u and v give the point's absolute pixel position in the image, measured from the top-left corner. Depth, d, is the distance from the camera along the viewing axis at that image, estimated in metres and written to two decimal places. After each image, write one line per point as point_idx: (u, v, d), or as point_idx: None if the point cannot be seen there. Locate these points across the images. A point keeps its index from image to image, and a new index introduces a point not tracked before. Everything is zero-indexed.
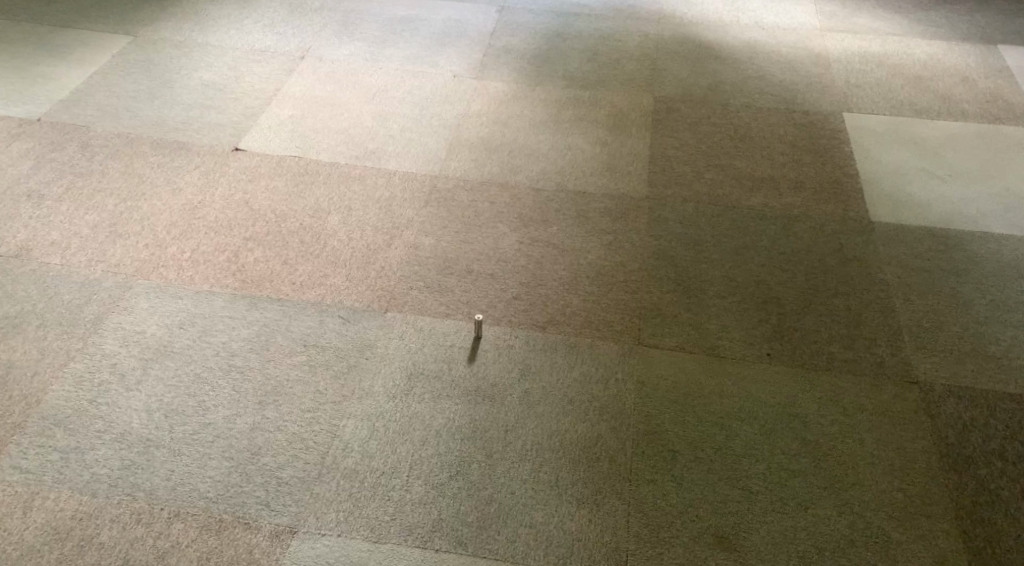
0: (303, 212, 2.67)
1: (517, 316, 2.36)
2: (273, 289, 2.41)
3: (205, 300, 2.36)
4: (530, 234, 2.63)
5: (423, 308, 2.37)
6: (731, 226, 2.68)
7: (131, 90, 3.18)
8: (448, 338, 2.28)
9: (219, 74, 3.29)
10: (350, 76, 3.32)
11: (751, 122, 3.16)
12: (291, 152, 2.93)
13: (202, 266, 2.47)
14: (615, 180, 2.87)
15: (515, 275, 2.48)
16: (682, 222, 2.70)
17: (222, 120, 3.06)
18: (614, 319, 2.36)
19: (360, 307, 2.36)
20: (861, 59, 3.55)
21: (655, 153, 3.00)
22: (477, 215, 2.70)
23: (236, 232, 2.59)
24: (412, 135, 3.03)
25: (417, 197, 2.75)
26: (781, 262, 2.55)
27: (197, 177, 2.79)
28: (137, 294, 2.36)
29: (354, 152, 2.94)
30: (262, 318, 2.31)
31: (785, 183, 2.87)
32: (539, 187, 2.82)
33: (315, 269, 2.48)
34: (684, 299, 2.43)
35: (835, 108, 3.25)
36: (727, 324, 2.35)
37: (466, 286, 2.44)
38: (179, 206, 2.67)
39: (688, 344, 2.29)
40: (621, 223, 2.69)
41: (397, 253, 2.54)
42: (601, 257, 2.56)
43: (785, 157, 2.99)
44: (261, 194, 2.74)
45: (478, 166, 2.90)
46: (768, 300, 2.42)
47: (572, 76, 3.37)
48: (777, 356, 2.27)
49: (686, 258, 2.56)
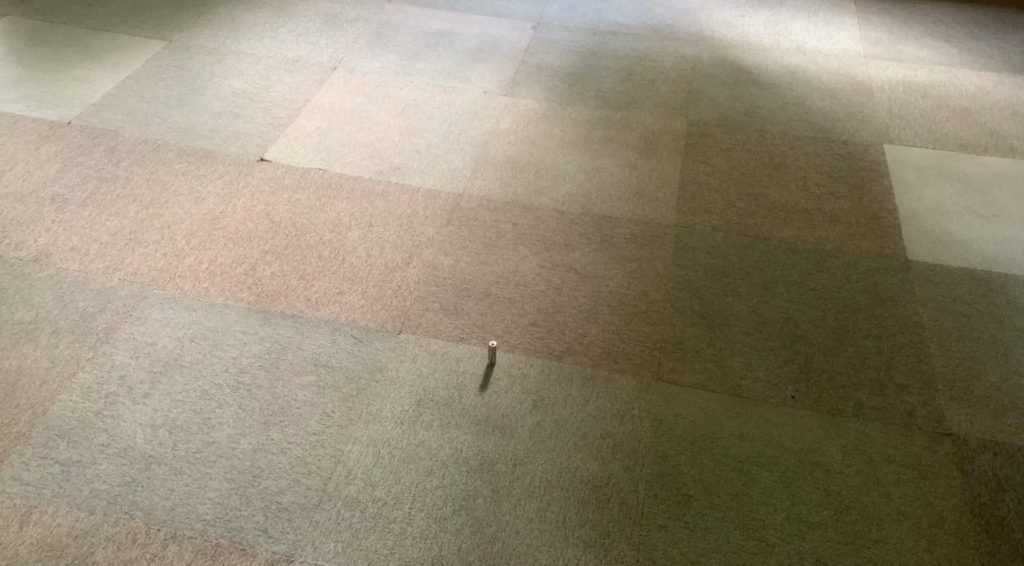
0: (323, 226, 2.64)
1: (533, 343, 2.30)
2: (287, 304, 2.37)
3: (218, 314, 2.33)
4: (552, 259, 2.57)
5: (437, 331, 2.32)
6: (760, 259, 2.60)
7: (162, 96, 3.18)
8: (461, 363, 2.23)
9: (250, 83, 3.28)
10: (380, 89, 3.29)
11: (786, 151, 3.07)
12: (315, 164, 2.90)
13: (218, 278, 2.44)
14: (643, 205, 2.81)
15: (533, 301, 2.42)
16: (710, 253, 2.62)
17: (249, 130, 3.04)
18: (634, 351, 2.30)
19: (373, 327, 2.32)
20: (904, 89, 3.44)
21: (686, 179, 2.93)
22: (499, 236, 2.64)
23: (255, 244, 2.57)
24: (438, 151, 2.99)
25: (438, 216, 2.71)
26: (811, 300, 2.47)
27: (219, 186, 2.77)
28: (151, 305, 2.34)
29: (379, 167, 2.90)
30: (274, 335, 2.28)
31: (819, 216, 2.78)
32: (564, 210, 2.76)
33: (331, 285, 2.44)
34: (709, 333, 2.35)
35: (875, 139, 3.16)
36: (751, 363, 2.27)
37: (483, 310, 2.39)
38: (200, 215, 2.65)
39: (709, 382, 2.22)
40: (646, 251, 2.62)
41: (415, 273, 2.50)
42: (623, 285, 2.49)
43: (821, 189, 2.90)
44: (283, 206, 2.71)
45: (503, 186, 2.85)
46: (796, 339, 2.34)
47: (605, 97, 3.31)
48: (802, 399, 2.18)
49: (712, 291, 2.48)
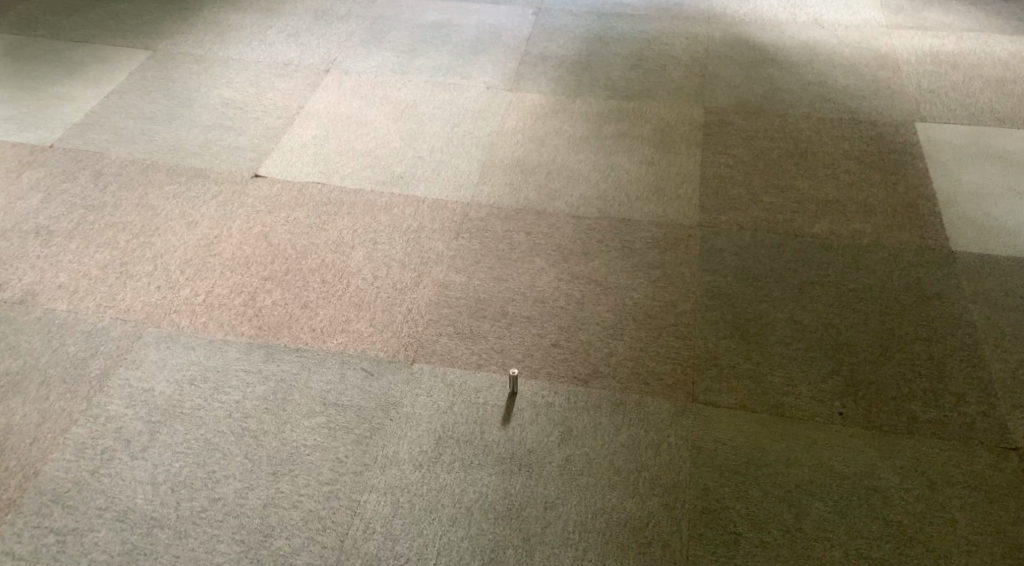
0: (325, 246, 2.48)
1: (557, 367, 2.14)
2: (291, 337, 2.22)
3: (217, 351, 2.18)
4: (571, 269, 2.41)
5: (452, 358, 2.17)
6: (793, 260, 2.44)
7: (149, 110, 3.01)
8: (480, 395, 2.07)
9: (240, 91, 3.10)
10: (377, 91, 3.11)
11: (812, 136, 2.89)
12: (313, 177, 2.73)
13: (217, 310, 2.29)
14: (665, 204, 2.63)
15: (554, 319, 2.27)
16: (739, 255, 2.46)
17: (242, 143, 2.87)
18: (665, 370, 2.14)
19: (384, 357, 2.17)
20: (932, 60, 3.25)
21: (708, 172, 2.75)
22: (512, 247, 2.48)
23: (254, 270, 2.41)
24: (442, 156, 2.82)
25: (446, 228, 2.54)
26: (850, 302, 2.31)
27: (213, 208, 2.61)
28: (146, 345, 2.19)
29: (381, 177, 2.73)
30: (278, 373, 2.12)
31: (852, 207, 2.61)
32: (579, 214, 2.59)
33: (336, 312, 2.29)
34: (744, 346, 2.20)
35: (906, 118, 2.98)
36: (792, 377, 2.12)
37: (500, 332, 2.23)
38: (194, 241, 2.49)
39: (748, 401, 2.07)
40: (670, 256, 2.46)
41: (425, 294, 2.34)
42: (648, 297, 2.33)
43: (851, 176, 2.73)
44: (281, 226, 2.55)
45: (514, 191, 2.68)
46: (838, 349, 2.19)
47: (615, 86, 3.13)
48: (850, 416, 2.04)
49: (744, 297, 2.33)
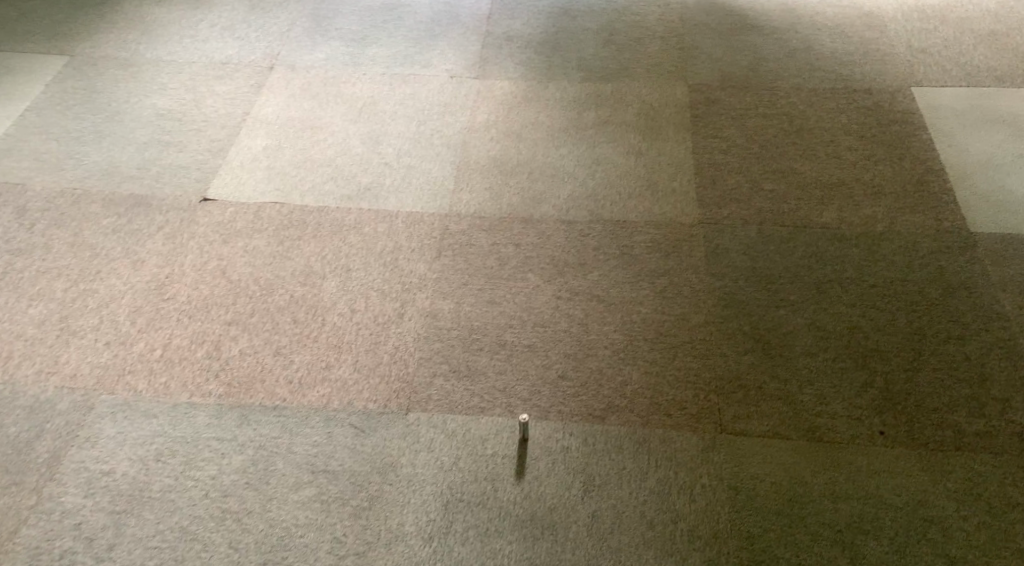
0: (292, 279, 2.22)
1: (569, 404, 1.94)
2: (266, 393, 1.98)
3: (184, 418, 1.93)
4: (568, 285, 2.18)
5: (451, 404, 1.95)
6: (806, 255, 2.25)
7: (73, 128, 2.67)
8: (488, 445, 1.87)
9: (176, 100, 2.78)
10: (330, 89, 2.81)
11: (806, 110, 2.68)
12: (269, 196, 2.45)
13: (178, 367, 2.03)
14: (660, 200, 2.42)
15: (558, 346, 2.05)
16: (747, 254, 2.26)
17: (184, 162, 2.57)
18: (687, 396, 1.95)
19: (375, 410, 1.94)
20: (919, 15, 3.05)
21: (702, 159, 2.53)
22: (502, 264, 2.25)
23: (215, 315, 2.14)
24: (411, 160, 2.55)
25: (426, 246, 2.29)
26: (874, 301, 2.13)
27: (160, 243, 2.33)
28: (99, 416, 1.93)
29: (346, 191, 2.46)
30: (256, 439, 1.89)
31: (860, 189, 2.42)
32: (569, 219, 2.36)
33: (314, 359, 2.05)
34: (767, 362, 2.01)
35: (901, 82, 2.78)
36: (824, 395, 1.94)
37: (500, 367, 2.02)
38: (142, 284, 2.22)
39: (782, 427, 1.89)
40: (674, 261, 2.25)
41: (411, 328, 2.10)
42: (657, 311, 2.12)
43: (855, 153, 2.53)
44: (239, 259, 2.28)
45: (495, 196, 2.43)
46: (869, 356, 2.01)
47: (589, 67, 2.88)
48: (893, 435, 1.87)
49: (760, 304, 2.13)
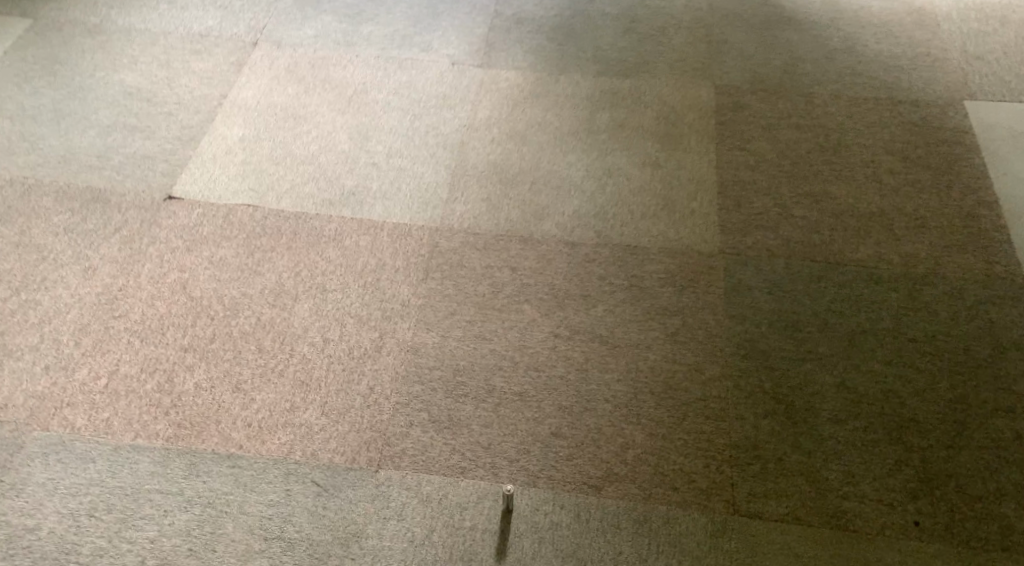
0: (260, 298, 1.98)
1: (561, 470, 1.72)
2: (219, 438, 1.77)
3: (125, 465, 1.73)
4: (568, 321, 1.93)
5: (427, 462, 1.73)
6: (838, 297, 1.99)
7: (29, 105, 2.41)
8: (466, 516, 1.66)
9: (146, 76, 2.51)
10: (316, 72, 2.53)
11: (845, 121, 2.40)
12: (241, 197, 2.19)
13: (124, 401, 1.82)
14: (678, 221, 2.15)
15: (552, 396, 1.81)
16: (772, 292, 2.00)
17: (150, 151, 2.30)
18: (696, 468, 1.72)
19: (341, 465, 1.73)
20: (976, 15, 2.74)
21: (727, 174, 2.26)
22: (495, 290, 1.99)
23: (170, 338, 1.92)
24: (402, 161, 2.28)
25: (412, 266, 2.04)
26: (913, 359, 1.88)
27: (116, 247, 2.08)
28: (30, 458, 1.74)
29: (327, 194, 2.20)
30: (205, 494, 1.70)
31: (902, 220, 2.15)
32: (574, 240, 2.10)
33: (278, 398, 1.82)
34: (790, 429, 1.77)
35: (953, 94, 2.49)
36: (852, 473, 1.72)
37: (486, 419, 1.78)
38: (92, 297, 1.99)
39: (802, 511, 1.67)
40: (690, 296, 1.99)
41: (389, 365, 1.86)
42: (667, 358, 1.88)
43: (898, 176, 2.25)
44: (202, 270, 2.03)
45: (492, 209, 2.17)
46: (905, 427, 1.78)
47: (606, 59, 2.59)
48: (929, 527, 1.65)
49: (784, 356, 1.88)
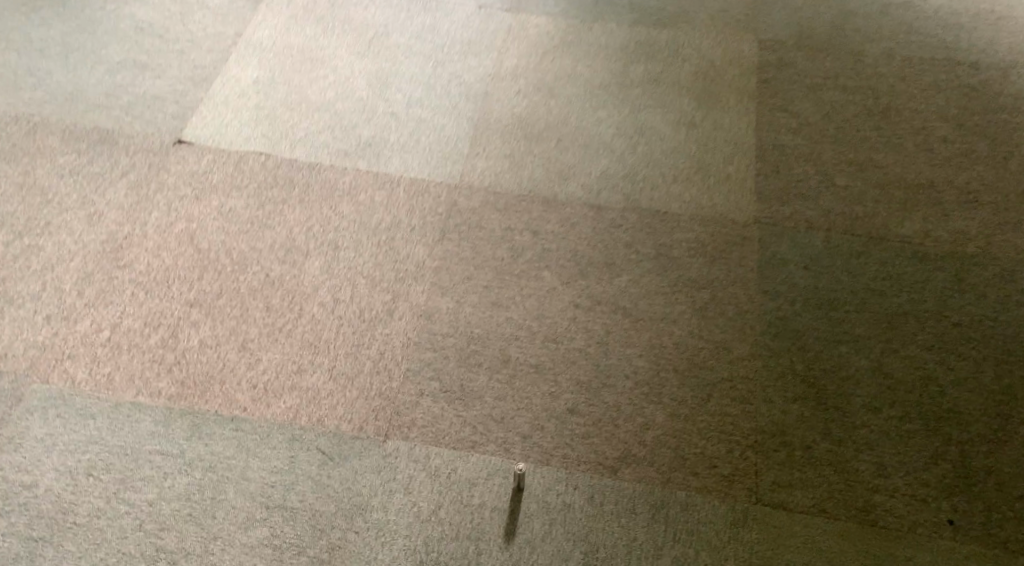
0: (270, 253, 1.89)
1: (576, 449, 1.64)
2: (223, 399, 1.70)
3: (126, 422, 1.67)
4: (591, 290, 1.84)
5: (437, 434, 1.66)
6: (879, 276, 1.87)
7: (37, 37, 2.30)
8: (476, 493, 1.60)
9: (159, 11, 2.39)
10: (337, 13, 2.40)
11: (896, 83, 2.25)
12: (254, 144, 2.09)
13: (126, 355, 1.75)
14: (711, 187, 2.03)
15: (570, 370, 1.73)
16: (809, 267, 1.88)
17: (160, 90, 2.20)
18: (719, 453, 1.64)
19: (348, 434, 1.66)
20: None
21: (766, 137, 2.12)
22: (515, 254, 1.89)
23: (175, 291, 1.84)
24: (423, 111, 2.17)
25: (428, 225, 1.94)
26: (956, 345, 1.77)
27: (122, 192, 2.00)
28: (28, 411, 1.68)
29: (343, 145, 2.09)
30: (207, 457, 1.64)
31: (952, 194, 2.02)
32: (600, 202, 1.99)
33: (284, 360, 1.75)
34: (820, 415, 1.68)
35: (1015, 57, 2.32)
36: (884, 465, 1.62)
37: (500, 392, 1.70)
38: (96, 245, 1.91)
39: (829, 503, 1.58)
40: (720, 268, 1.88)
41: (401, 330, 1.78)
42: (693, 334, 1.78)
43: (951, 145, 2.11)
44: (211, 221, 1.95)
45: (516, 166, 2.06)
46: (944, 418, 1.68)
47: (643, 7, 2.44)
48: (964, 527, 1.56)
49: (818, 336, 1.78)
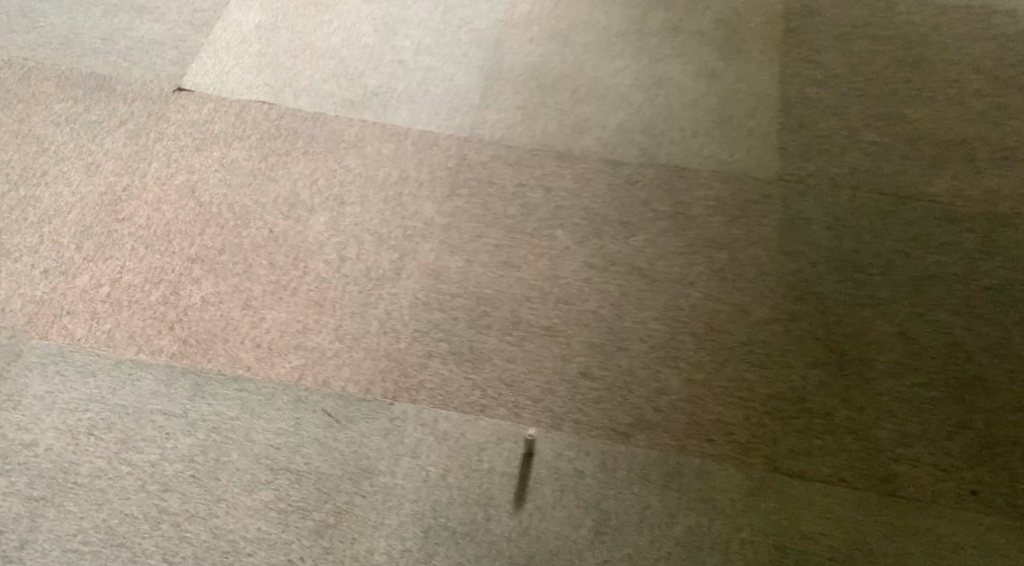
0: (273, 207, 1.83)
1: (589, 414, 1.59)
2: (226, 358, 1.66)
3: (128, 381, 1.63)
4: (605, 249, 1.77)
5: (445, 397, 1.61)
6: (906, 237, 1.80)
7: None
8: (485, 458, 1.55)
9: None
10: None
11: (929, 33, 2.14)
12: (256, 93, 2.02)
13: (126, 312, 1.70)
14: (732, 142, 1.94)
15: (583, 333, 1.67)
16: (832, 228, 1.81)
17: (159, 35, 2.12)
18: (735, 419, 1.59)
19: (354, 395, 1.62)
20: None
21: (790, 90, 2.03)
22: (527, 210, 1.83)
23: (176, 246, 1.78)
24: (432, 60, 2.08)
25: (437, 179, 1.87)
26: (984, 310, 1.71)
27: (121, 142, 1.93)
28: (27, 368, 1.64)
29: (349, 94, 2.01)
30: (210, 418, 1.60)
31: (985, 151, 1.93)
32: (616, 157, 1.91)
33: (288, 319, 1.70)
34: (840, 381, 1.62)
35: None
36: (906, 433, 1.57)
37: (511, 354, 1.65)
38: (94, 197, 1.85)
39: (848, 472, 1.54)
40: (740, 227, 1.81)
41: (409, 289, 1.72)
42: (711, 296, 1.72)
43: (984, 99, 2.01)
44: (212, 173, 1.88)
45: (528, 118, 1.98)
46: (969, 386, 1.62)
47: None
48: (987, 498, 1.52)
49: (840, 299, 1.72)
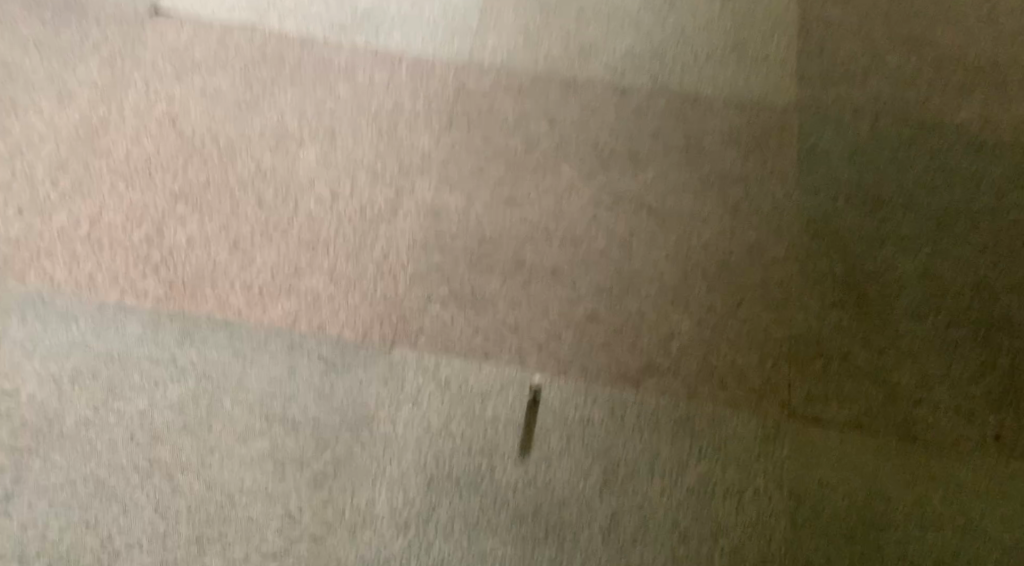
0: (261, 140, 1.72)
1: (597, 359, 1.52)
2: (215, 302, 1.57)
3: (112, 326, 1.55)
4: (614, 184, 1.68)
5: (446, 342, 1.54)
6: (930, 169, 1.70)
7: None
8: (489, 405, 1.49)
9: None
10: None
11: None
12: (239, 15, 1.88)
13: (108, 253, 1.61)
14: (747, 67, 1.83)
15: (591, 274, 1.59)
16: (853, 160, 1.71)
17: None
18: (750, 364, 1.52)
19: (351, 341, 1.54)
20: None
21: (809, 11, 1.91)
22: (530, 142, 1.72)
23: (159, 182, 1.68)
24: None
25: (434, 109, 1.76)
26: (1011, 246, 1.62)
27: (95, 69, 1.80)
28: (4, 313, 1.55)
29: (338, 16, 1.88)
30: (200, 365, 1.52)
31: (1015, 75, 1.82)
32: (624, 84, 1.80)
33: (280, 260, 1.61)
34: (860, 323, 1.55)
35: None
36: (927, 377, 1.51)
37: (515, 297, 1.57)
38: (69, 129, 1.73)
39: (867, 418, 1.48)
40: (756, 160, 1.71)
41: (406, 228, 1.63)
42: (725, 233, 1.63)
43: (1016, 20, 1.89)
44: (194, 103, 1.76)
45: (530, 42, 1.85)
46: (994, 326, 1.55)
47: None
48: (1011, 442, 1.46)
49: (860, 236, 1.63)
